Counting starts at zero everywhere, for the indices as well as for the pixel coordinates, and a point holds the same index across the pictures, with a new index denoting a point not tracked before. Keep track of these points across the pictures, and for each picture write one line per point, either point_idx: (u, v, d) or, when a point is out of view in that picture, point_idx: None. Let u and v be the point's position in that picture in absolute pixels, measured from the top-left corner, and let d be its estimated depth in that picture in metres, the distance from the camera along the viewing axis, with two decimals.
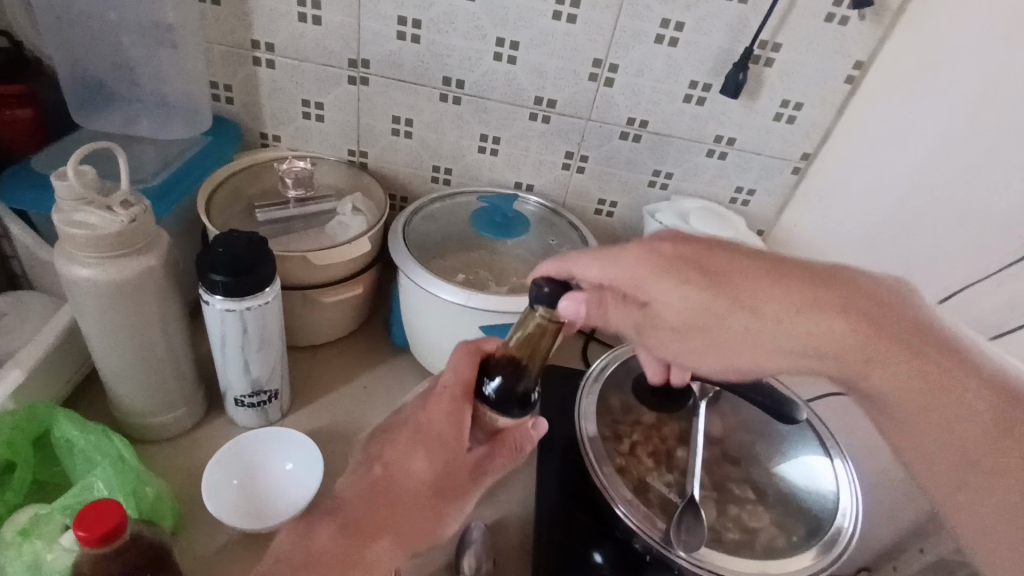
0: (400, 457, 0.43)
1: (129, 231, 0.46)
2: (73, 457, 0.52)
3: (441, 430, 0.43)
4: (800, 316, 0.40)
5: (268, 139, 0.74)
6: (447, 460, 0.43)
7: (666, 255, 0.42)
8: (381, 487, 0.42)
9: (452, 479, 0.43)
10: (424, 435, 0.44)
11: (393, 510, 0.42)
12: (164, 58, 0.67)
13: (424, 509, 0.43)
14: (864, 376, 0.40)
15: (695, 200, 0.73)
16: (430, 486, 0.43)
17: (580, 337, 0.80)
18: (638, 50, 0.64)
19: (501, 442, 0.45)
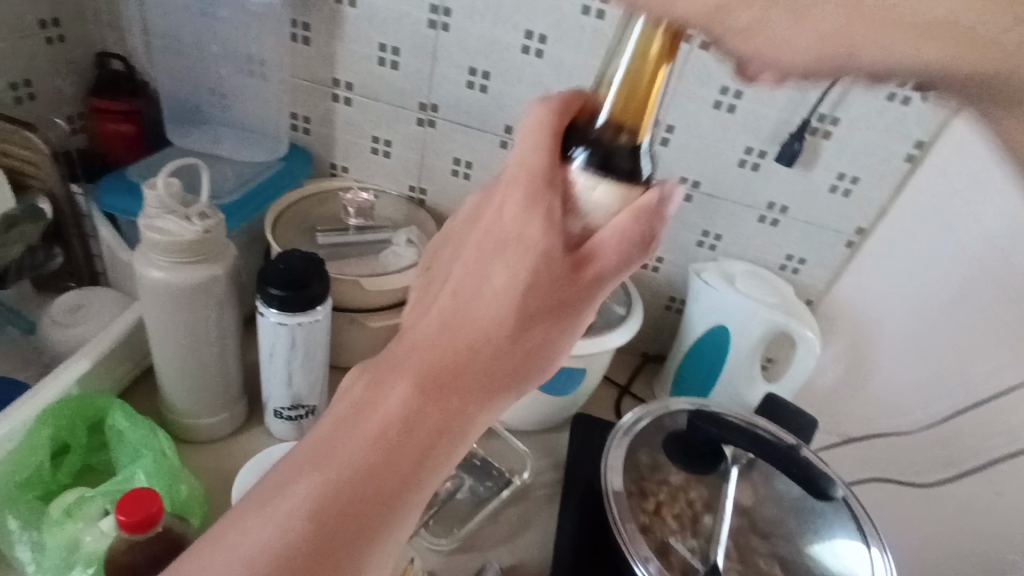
0: (479, 272, 0.33)
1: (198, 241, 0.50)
2: (120, 446, 0.55)
3: (529, 233, 0.32)
4: None
5: (336, 169, 0.79)
6: (539, 262, 0.32)
7: None
8: (447, 326, 0.32)
9: (549, 287, 0.32)
10: (490, 257, 0.33)
11: (464, 349, 0.31)
12: (253, 89, 0.74)
13: (521, 340, 0.32)
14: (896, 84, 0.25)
15: (741, 263, 0.73)
16: (523, 308, 0.32)
17: (615, 389, 0.80)
18: (695, 114, 0.66)
19: (608, 230, 0.33)
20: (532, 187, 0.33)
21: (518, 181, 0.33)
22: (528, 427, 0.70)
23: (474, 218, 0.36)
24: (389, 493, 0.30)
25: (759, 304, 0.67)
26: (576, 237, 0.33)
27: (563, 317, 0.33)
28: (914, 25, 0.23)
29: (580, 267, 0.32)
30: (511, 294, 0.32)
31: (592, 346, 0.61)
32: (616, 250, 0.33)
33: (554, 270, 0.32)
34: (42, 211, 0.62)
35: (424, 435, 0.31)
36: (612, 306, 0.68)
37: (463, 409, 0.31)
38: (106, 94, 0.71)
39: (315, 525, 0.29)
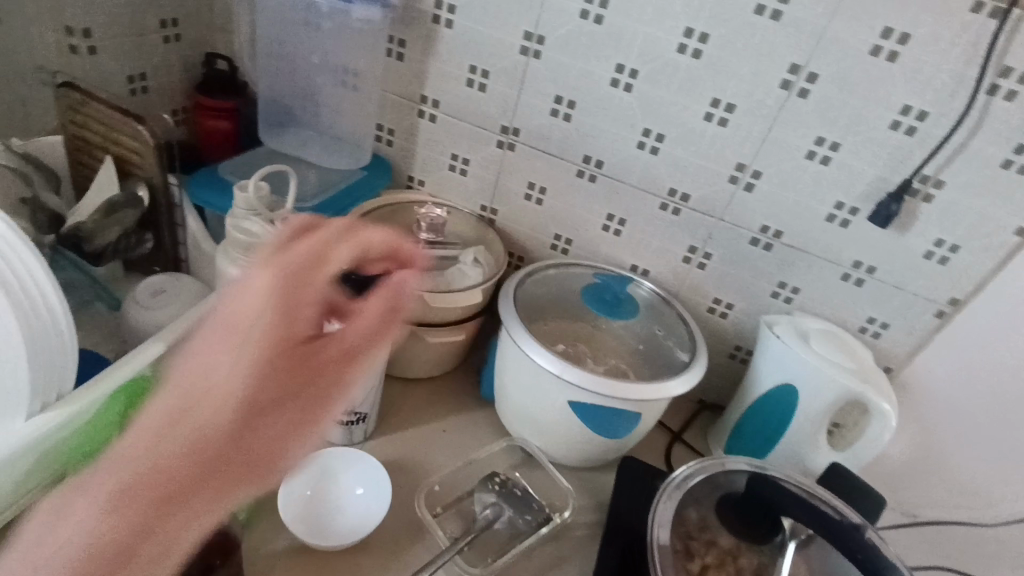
0: (206, 384, 0.40)
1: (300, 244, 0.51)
2: None
3: (275, 314, 0.43)
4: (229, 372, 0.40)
5: (413, 182, 0.80)
6: (256, 370, 0.40)
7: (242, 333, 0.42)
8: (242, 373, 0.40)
9: (317, 364, 0.44)
10: (248, 325, 0.42)
11: (255, 384, 0.40)
12: (344, 98, 0.76)
13: (309, 397, 0.44)
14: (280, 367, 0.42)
15: (817, 320, 0.69)
16: (299, 378, 0.43)
17: (666, 434, 0.77)
18: (785, 163, 0.63)
19: (367, 310, 0.50)
20: (296, 291, 0.45)
21: (277, 271, 0.45)
22: (574, 463, 0.68)
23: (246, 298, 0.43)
24: (205, 495, 0.39)
25: (833, 367, 0.63)
26: (319, 319, 0.46)
27: (321, 400, 0.44)
28: None
29: (349, 352, 0.47)
30: (283, 339, 0.42)
31: (650, 392, 0.59)
32: (357, 332, 0.48)
33: (298, 331, 0.44)
34: (139, 198, 0.67)
35: (247, 443, 0.40)
36: (674, 350, 0.66)
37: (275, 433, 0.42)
38: (209, 92, 0.75)
39: (145, 511, 0.37)
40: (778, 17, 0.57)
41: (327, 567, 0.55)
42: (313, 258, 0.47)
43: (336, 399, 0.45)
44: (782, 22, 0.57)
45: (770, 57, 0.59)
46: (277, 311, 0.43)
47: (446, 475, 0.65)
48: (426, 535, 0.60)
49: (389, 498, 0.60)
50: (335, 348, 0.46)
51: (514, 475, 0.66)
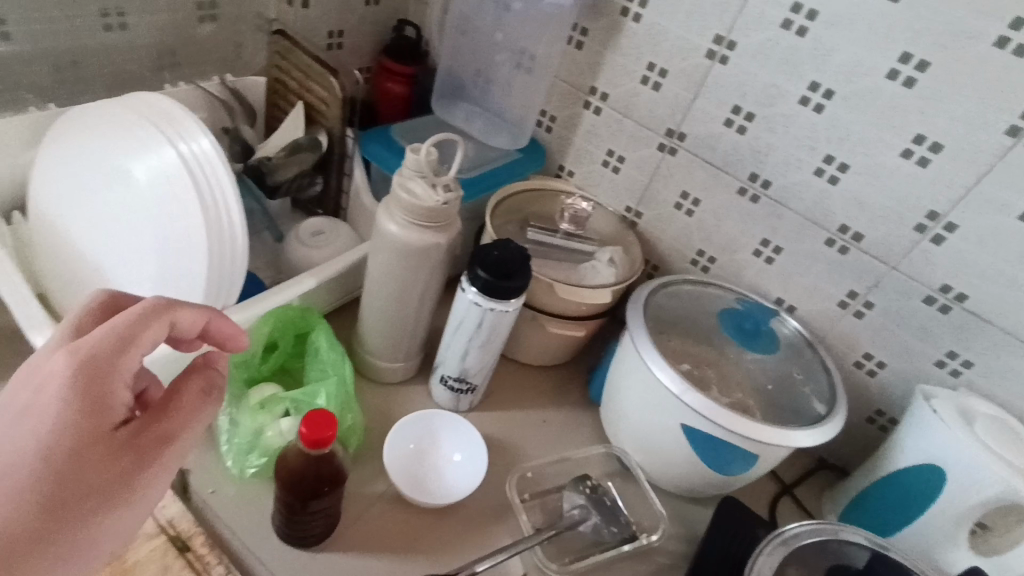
0: None
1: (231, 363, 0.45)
2: (313, 362, 0.62)
3: (61, 405, 0.32)
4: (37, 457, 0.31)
5: (563, 171, 0.80)
6: (77, 450, 0.32)
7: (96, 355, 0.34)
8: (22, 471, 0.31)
9: (127, 456, 0.34)
10: (35, 411, 0.32)
11: (49, 480, 0.31)
12: (516, 79, 0.77)
13: (115, 496, 0.33)
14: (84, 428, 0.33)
15: (988, 404, 0.60)
16: (105, 467, 0.33)
17: (775, 484, 0.72)
18: (990, 220, 0.56)
19: (183, 399, 0.38)
20: (92, 383, 0.33)
21: (75, 350, 0.34)
22: (671, 489, 0.65)
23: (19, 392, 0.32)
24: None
25: (998, 462, 0.55)
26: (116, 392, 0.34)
27: (128, 483, 0.34)
28: None
29: (158, 433, 0.36)
30: (89, 429, 0.33)
31: (774, 436, 0.55)
32: (183, 416, 0.38)
33: (88, 421, 0.33)
34: (319, 143, 0.71)
35: (35, 560, 0.30)
36: (810, 399, 0.60)
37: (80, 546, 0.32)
38: (395, 57, 0.79)
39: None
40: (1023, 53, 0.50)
41: (413, 521, 0.58)
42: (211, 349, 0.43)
43: (139, 493, 0.35)
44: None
45: (1000, 98, 0.52)
46: (52, 393, 0.32)
47: (540, 465, 0.65)
48: (510, 518, 0.60)
49: (484, 471, 0.61)
50: (157, 433, 0.36)
51: (606, 483, 0.64)
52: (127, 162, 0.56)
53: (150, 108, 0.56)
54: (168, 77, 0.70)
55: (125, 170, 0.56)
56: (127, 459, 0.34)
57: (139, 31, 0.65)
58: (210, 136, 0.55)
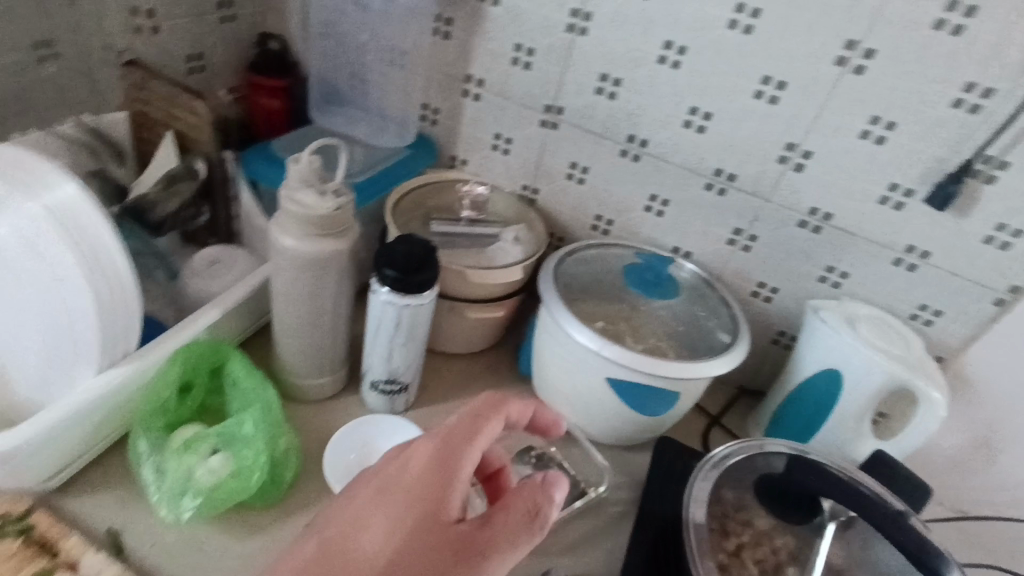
0: (353, 542, 0.52)
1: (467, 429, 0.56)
2: (235, 394, 0.60)
3: (408, 466, 0.54)
4: (372, 510, 0.53)
5: (456, 161, 0.81)
6: (415, 523, 0.52)
7: (412, 486, 0.53)
8: (394, 471, 0.55)
9: (442, 496, 0.53)
10: (401, 487, 0.53)
11: (422, 498, 0.53)
12: (391, 77, 0.77)
13: (416, 490, 0.53)
14: (380, 525, 0.52)
15: (867, 307, 0.67)
16: (417, 498, 0.53)
17: (704, 417, 0.77)
18: (837, 144, 0.62)
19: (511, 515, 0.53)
20: (420, 478, 0.54)
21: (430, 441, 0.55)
22: (611, 441, 0.69)
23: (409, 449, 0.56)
24: None
25: (883, 355, 0.62)
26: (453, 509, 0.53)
27: None
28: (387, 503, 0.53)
29: (417, 484, 0.53)
30: (434, 511, 0.52)
31: (690, 370, 0.59)
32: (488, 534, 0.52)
33: (446, 489, 0.53)
34: (197, 172, 0.70)
35: None
36: (715, 332, 0.65)
37: (398, 519, 0.52)
38: (263, 71, 0.77)
39: None
40: None
41: None
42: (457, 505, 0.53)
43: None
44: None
45: (825, 33, 0.57)
46: (427, 445, 0.55)
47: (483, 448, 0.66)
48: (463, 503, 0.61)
49: None
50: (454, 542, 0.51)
51: (550, 450, 0.67)
52: None
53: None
54: (15, 126, 0.66)
55: None
56: (416, 536, 0.51)
57: None
58: (75, 181, 0.51)
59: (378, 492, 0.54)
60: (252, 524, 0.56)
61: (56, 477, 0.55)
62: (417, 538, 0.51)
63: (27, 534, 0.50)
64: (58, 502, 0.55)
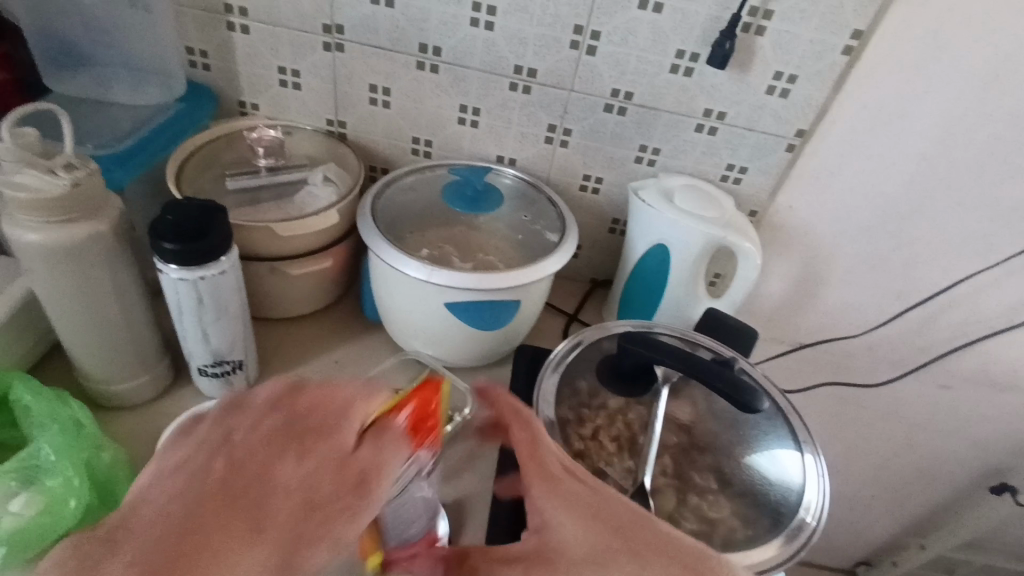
0: (256, 480, 0.40)
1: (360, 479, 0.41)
2: (24, 423, 0.52)
3: (285, 415, 0.43)
4: (263, 456, 0.41)
5: (245, 107, 0.72)
6: (320, 473, 0.40)
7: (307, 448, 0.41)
8: (251, 426, 0.42)
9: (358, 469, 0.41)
10: (309, 437, 0.42)
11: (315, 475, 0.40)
12: (134, 21, 0.66)
13: (302, 435, 0.42)
14: (278, 480, 0.40)
15: (682, 178, 0.70)
16: (309, 445, 0.42)
17: (563, 317, 0.79)
18: (621, 19, 0.61)
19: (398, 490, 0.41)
20: (307, 419, 0.43)
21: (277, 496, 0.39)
22: (471, 364, 0.68)
23: (278, 394, 0.44)
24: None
25: (697, 221, 0.65)
26: (347, 448, 0.42)
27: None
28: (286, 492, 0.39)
29: (318, 428, 0.43)
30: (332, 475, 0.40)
31: (522, 276, 0.59)
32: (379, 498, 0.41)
33: (326, 441, 0.42)
34: None
35: None
36: (544, 233, 0.65)
37: (286, 465, 0.41)
38: None
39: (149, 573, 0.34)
40: None
41: None
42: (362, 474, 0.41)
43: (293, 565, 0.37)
44: None
45: None
46: (308, 400, 0.44)
47: None
48: None
49: None
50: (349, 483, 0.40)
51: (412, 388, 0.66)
52: None
53: None
54: None
55: None
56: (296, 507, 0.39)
57: None
58: None
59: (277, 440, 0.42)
60: None
61: None
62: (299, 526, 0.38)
63: None
64: None
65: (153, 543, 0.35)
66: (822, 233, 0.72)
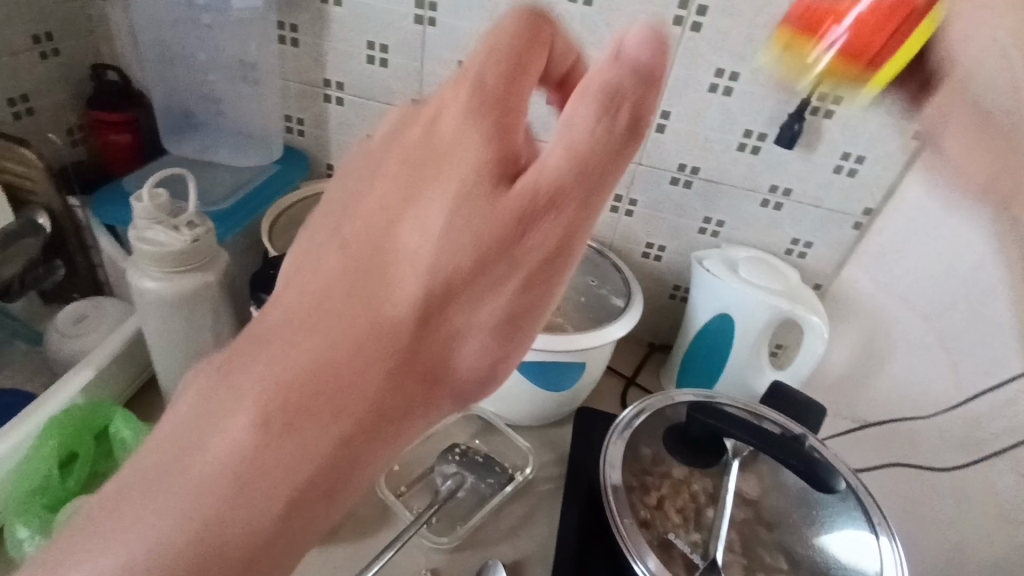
0: (386, 253, 0.33)
1: (496, 201, 0.31)
2: (125, 455, 0.57)
3: (397, 153, 0.34)
4: (415, 203, 0.33)
5: (332, 170, 0.79)
6: (463, 223, 0.31)
7: (415, 166, 0.33)
8: (380, 155, 0.35)
9: (510, 122, 0.32)
10: (422, 152, 0.34)
11: (466, 163, 0.32)
12: (245, 93, 0.73)
13: (439, 162, 0.33)
14: (400, 217, 0.33)
15: (746, 249, 0.71)
16: (432, 179, 0.33)
17: (621, 380, 0.79)
18: (691, 100, 0.64)
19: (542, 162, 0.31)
20: (427, 145, 0.33)
21: (432, 221, 0.32)
22: (531, 422, 0.70)
23: (406, 121, 0.36)
24: (287, 453, 0.30)
25: (762, 292, 0.65)
26: (524, 162, 0.33)
27: (302, 438, 0.30)
28: (422, 209, 0.32)
29: (426, 163, 0.33)
30: (480, 197, 0.31)
31: (591, 339, 0.60)
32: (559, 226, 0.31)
33: (525, 81, 0.32)
34: (40, 225, 0.62)
35: (261, 487, 0.30)
36: (610, 298, 0.67)
37: (427, 202, 0.32)
38: (102, 105, 0.71)
39: (241, 445, 0.30)
40: None
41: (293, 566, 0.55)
42: (506, 206, 0.31)
43: (445, 338, 0.32)
44: None
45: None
46: (419, 130, 0.34)
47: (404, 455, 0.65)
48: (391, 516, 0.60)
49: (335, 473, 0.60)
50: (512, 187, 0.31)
51: (474, 443, 0.67)
52: None
53: None
54: None
55: None
56: (431, 272, 0.32)
57: None
58: None
59: (401, 192, 0.33)
60: None
61: None
62: (466, 259, 0.32)
63: None
64: None
65: (292, 327, 0.32)
66: (906, 308, 0.64)
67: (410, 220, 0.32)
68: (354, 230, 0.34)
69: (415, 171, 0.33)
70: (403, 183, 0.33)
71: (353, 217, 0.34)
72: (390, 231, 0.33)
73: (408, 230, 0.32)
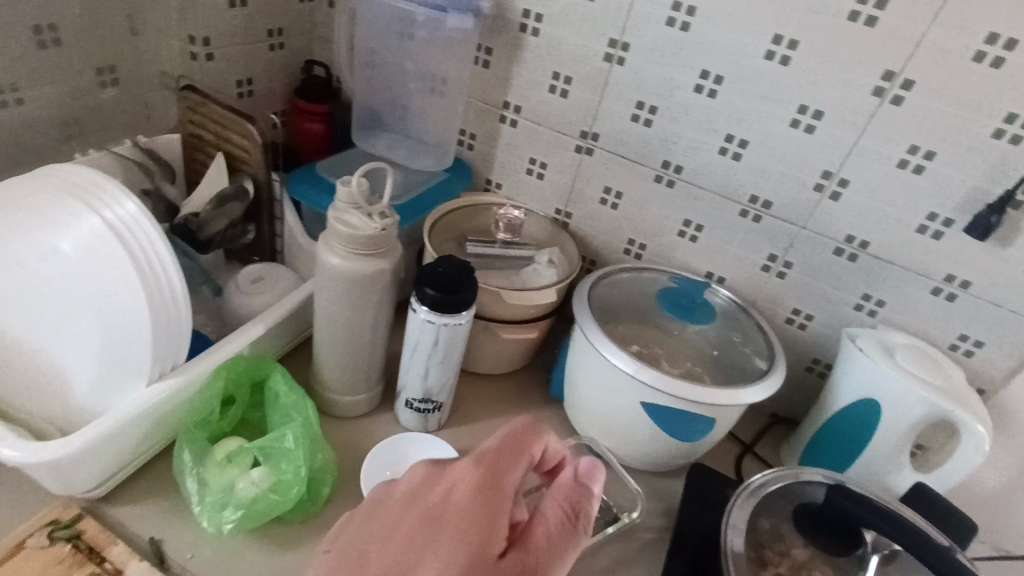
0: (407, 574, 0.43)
1: (500, 541, 0.45)
2: (274, 407, 0.62)
3: (420, 506, 0.47)
4: (430, 540, 0.45)
5: (490, 185, 0.83)
6: (475, 558, 0.44)
7: (437, 508, 0.47)
8: (403, 509, 0.47)
9: (504, 484, 0.49)
10: (441, 503, 0.47)
11: (473, 522, 0.46)
12: (431, 104, 0.80)
13: (451, 524, 0.46)
14: (420, 552, 0.44)
15: (904, 335, 0.66)
16: (443, 536, 0.45)
17: (737, 445, 0.76)
18: (874, 172, 0.62)
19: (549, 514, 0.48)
20: (442, 509, 0.47)
21: (459, 539, 0.44)
22: (643, 467, 0.69)
23: (427, 483, 0.49)
24: None
25: (919, 385, 0.61)
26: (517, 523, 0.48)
27: None
28: (440, 533, 0.45)
29: (448, 509, 0.47)
30: (486, 538, 0.45)
31: (728, 396, 0.59)
32: (544, 548, 0.46)
33: (512, 474, 0.50)
34: (247, 191, 0.71)
35: None
36: (751, 358, 0.65)
37: (440, 549, 0.44)
38: (307, 96, 0.80)
39: None
40: (872, 23, 0.57)
41: None
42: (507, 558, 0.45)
43: None
44: (876, 29, 0.57)
45: (861, 66, 0.58)
46: (437, 495, 0.48)
47: None
48: None
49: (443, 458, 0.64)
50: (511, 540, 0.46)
51: None
52: (49, 236, 0.54)
53: (71, 178, 0.56)
54: (76, 147, 0.71)
55: (46, 246, 0.54)
56: None
57: (36, 105, 0.66)
58: (135, 199, 0.54)
59: (421, 522, 0.46)
60: (282, 539, 0.57)
61: (99, 488, 0.56)
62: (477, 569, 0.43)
63: (75, 540, 0.52)
64: (102, 510, 0.56)
65: None
66: None
67: (433, 548, 0.44)
68: (383, 530, 0.46)
69: (435, 506, 0.47)
70: (417, 518, 0.46)
71: (372, 547, 0.44)
72: (398, 535, 0.45)
73: (432, 557, 0.43)
